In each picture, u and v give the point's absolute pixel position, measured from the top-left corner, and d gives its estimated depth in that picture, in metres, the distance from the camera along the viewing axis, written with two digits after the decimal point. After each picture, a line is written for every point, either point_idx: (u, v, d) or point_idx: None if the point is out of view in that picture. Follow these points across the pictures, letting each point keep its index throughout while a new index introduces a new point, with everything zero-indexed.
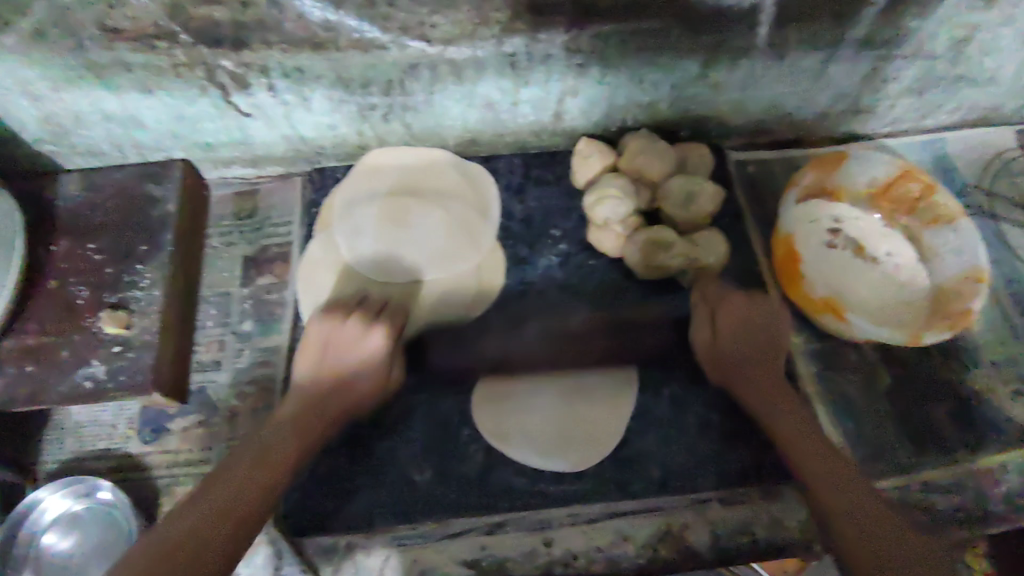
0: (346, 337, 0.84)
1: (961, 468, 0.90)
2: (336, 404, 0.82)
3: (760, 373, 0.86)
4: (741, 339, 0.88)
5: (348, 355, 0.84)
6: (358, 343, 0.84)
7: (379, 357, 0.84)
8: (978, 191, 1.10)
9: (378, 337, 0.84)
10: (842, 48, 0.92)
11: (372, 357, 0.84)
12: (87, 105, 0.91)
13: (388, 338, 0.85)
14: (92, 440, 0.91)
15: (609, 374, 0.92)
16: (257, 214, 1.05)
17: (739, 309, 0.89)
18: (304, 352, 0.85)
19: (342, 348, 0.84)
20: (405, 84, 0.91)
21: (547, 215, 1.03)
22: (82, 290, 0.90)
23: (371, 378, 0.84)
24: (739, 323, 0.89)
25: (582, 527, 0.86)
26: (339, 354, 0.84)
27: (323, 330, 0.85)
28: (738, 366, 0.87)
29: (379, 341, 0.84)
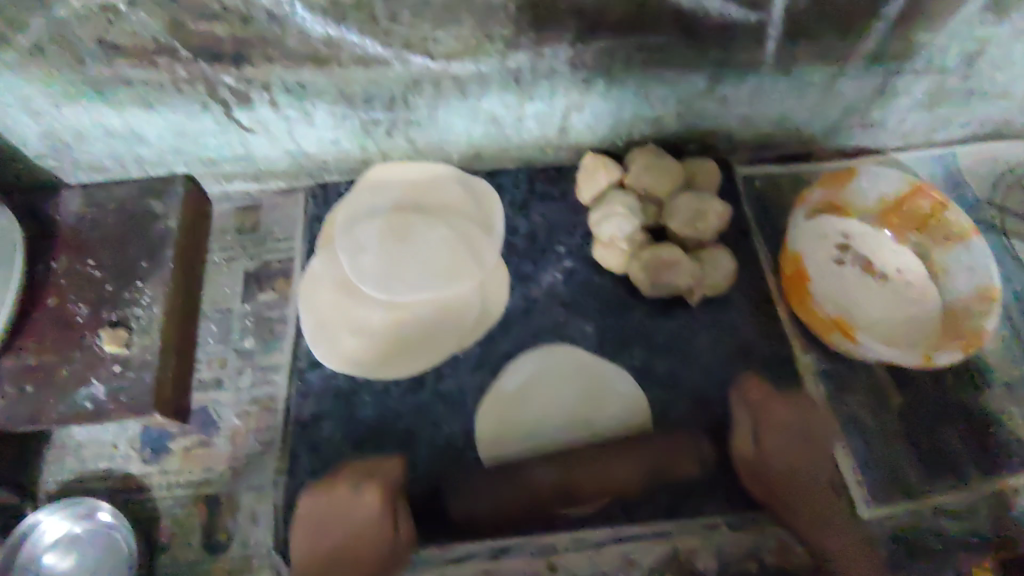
0: (342, 500, 0.80)
1: (976, 491, 0.88)
2: (368, 550, 0.78)
3: (804, 508, 0.81)
4: (786, 450, 0.82)
5: (350, 516, 0.79)
6: (354, 508, 0.79)
7: (385, 524, 0.79)
8: (989, 207, 1.08)
9: (368, 496, 0.79)
10: (852, 63, 0.91)
11: (364, 519, 0.79)
12: (88, 121, 0.90)
13: (380, 502, 0.79)
14: (92, 460, 0.90)
15: (630, 413, 0.89)
16: (259, 230, 1.04)
17: (778, 452, 0.83)
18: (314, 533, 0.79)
19: (335, 518, 0.79)
20: (408, 99, 0.90)
21: (552, 232, 1.02)
22: (83, 308, 0.90)
23: (384, 538, 0.78)
24: (786, 446, 0.83)
25: (588, 552, 0.83)
26: (337, 517, 0.79)
27: (318, 503, 0.80)
28: (793, 465, 0.82)
29: (376, 502, 0.79)
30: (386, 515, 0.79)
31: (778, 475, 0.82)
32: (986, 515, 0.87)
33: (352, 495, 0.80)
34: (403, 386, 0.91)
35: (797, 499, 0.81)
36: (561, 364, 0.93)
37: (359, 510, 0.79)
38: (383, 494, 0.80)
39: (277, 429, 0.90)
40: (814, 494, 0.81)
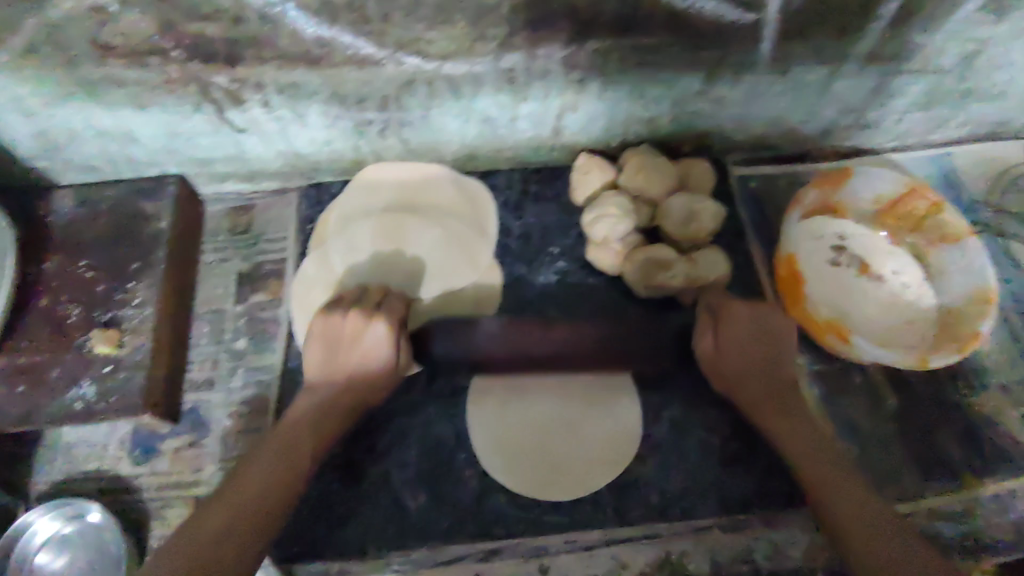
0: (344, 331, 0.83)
1: (971, 495, 0.87)
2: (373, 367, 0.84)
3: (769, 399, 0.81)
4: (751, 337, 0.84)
5: (358, 362, 0.83)
6: (359, 345, 0.83)
7: (388, 347, 0.83)
8: (986, 208, 1.08)
9: (381, 331, 0.83)
10: (847, 63, 0.90)
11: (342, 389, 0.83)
12: (80, 121, 0.90)
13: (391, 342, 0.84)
14: (83, 461, 0.89)
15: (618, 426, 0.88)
16: (252, 230, 1.04)
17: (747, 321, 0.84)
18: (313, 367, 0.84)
19: (348, 354, 0.83)
20: (401, 99, 0.90)
21: (546, 232, 1.02)
22: (74, 308, 0.89)
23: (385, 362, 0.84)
24: (736, 336, 0.83)
25: (579, 554, 0.82)
26: (342, 347, 0.83)
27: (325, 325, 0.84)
28: (742, 381, 0.83)
29: (387, 346, 0.83)
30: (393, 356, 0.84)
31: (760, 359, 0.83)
32: (980, 517, 0.86)
33: (362, 325, 0.83)
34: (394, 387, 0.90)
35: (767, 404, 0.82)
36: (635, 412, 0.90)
37: (354, 348, 0.83)
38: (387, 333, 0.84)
39: (268, 430, 0.89)
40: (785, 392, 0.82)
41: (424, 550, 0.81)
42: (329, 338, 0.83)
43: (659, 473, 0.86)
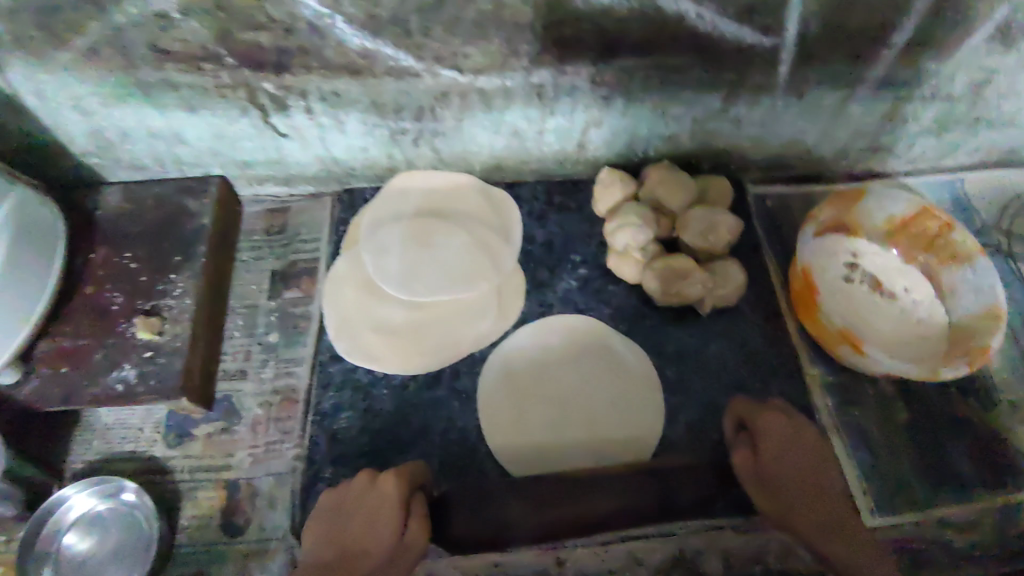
0: (356, 487, 0.80)
1: (980, 506, 0.89)
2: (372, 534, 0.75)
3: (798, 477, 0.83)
4: (789, 453, 0.84)
5: (363, 502, 0.78)
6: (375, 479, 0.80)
7: (395, 512, 0.76)
8: (996, 231, 1.11)
9: (393, 482, 0.78)
10: (862, 87, 0.95)
11: (386, 505, 0.76)
12: (134, 122, 0.96)
13: (401, 486, 0.78)
14: (118, 442, 0.93)
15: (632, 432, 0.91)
16: (287, 230, 1.09)
17: (779, 424, 0.86)
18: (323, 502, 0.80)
19: (355, 507, 0.78)
20: (436, 110, 0.95)
21: (568, 241, 1.06)
22: (118, 296, 0.94)
23: (395, 504, 0.76)
24: (776, 432, 0.85)
25: (594, 548, 0.85)
26: (348, 506, 0.78)
27: (325, 514, 0.78)
28: (781, 458, 0.83)
29: (393, 485, 0.78)
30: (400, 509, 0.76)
31: (796, 483, 0.83)
32: (989, 530, 0.88)
33: (367, 483, 0.79)
34: (419, 382, 0.93)
35: (788, 500, 0.82)
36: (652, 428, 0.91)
37: (359, 495, 0.79)
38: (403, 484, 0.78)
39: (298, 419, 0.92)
40: (805, 487, 0.82)
41: (444, 537, 0.84)
42: (330, 513, 0.79)
43: (677, 477, 0.88)
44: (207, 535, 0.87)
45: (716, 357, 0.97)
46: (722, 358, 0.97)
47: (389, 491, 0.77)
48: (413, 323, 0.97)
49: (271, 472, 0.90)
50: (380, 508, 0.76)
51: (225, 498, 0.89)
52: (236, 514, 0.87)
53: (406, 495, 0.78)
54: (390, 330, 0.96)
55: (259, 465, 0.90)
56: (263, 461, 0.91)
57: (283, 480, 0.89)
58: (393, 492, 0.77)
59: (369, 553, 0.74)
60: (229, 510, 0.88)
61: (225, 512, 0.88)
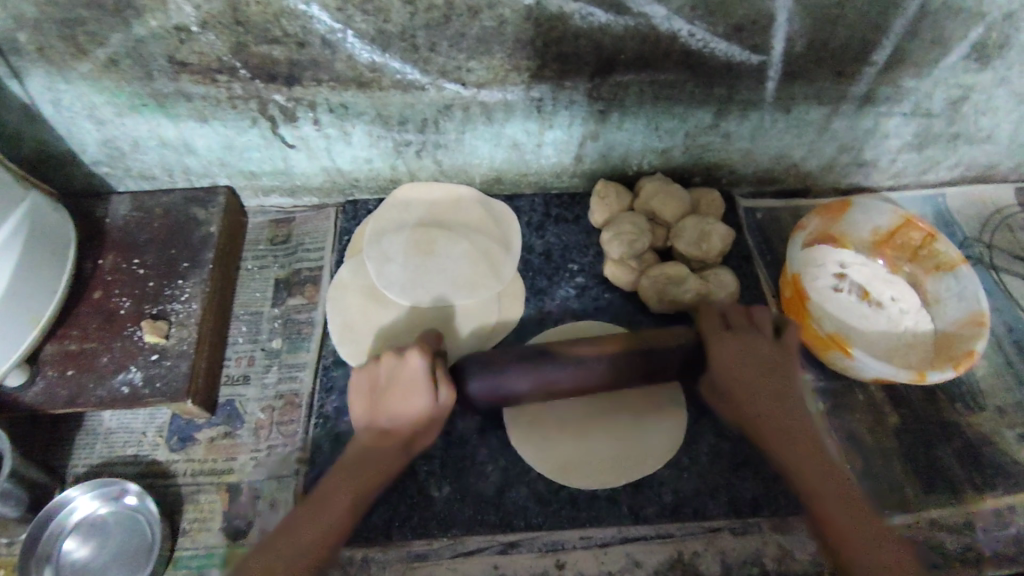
0: (382, 372, 0.86)
1: (970, 508, 0.91)
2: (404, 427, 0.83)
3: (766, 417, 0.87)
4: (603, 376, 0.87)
5: (394, 397, 0.83)
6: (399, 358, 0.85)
7: (424, 378, 0.82)
8: (978, 244, 1.15)
9: (418, 358, 0.83)
10: (845, 103, 1.00)
11: (415, 381, 0.83)
12: (146, 131, 0.99)
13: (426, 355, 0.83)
14: (121, 446, 0.94)
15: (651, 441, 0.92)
16: (292, 240, 1.11)
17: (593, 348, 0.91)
18: (355, 402, 0.87)
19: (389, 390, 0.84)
20: (439, 122, 0.99)
21: (565, 251, 1.09)
22: (126, 301, 0.96)
23: (423, 385, 0.82)
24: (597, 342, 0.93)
25: (594, 551, 0.85)
26: (382, 397, 0.85)
27: (363, 377, 0.87)
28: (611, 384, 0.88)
29: (419, 363, 0.83)
30: (431, 382, 0.82)
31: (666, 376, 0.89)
32: (981, 531, 0.89)
33: (398, 359, 0.84)
34: None
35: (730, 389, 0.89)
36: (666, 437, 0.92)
37: (399, 395, 0.84)
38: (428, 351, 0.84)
39: (301, 423, 0.93)
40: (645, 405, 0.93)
41: (446, 539, 0.85)
42: (367, 388, 0.86)
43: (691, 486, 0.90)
44: (209, 538, 0.87)
45: None
46: None
47: (421, 398, 0.82)
48: (415, 327, 0.99)
49: (273, 475, 0.90)
50: (411, 396, 0.82)
51: (227, 500, 0.89)
52: (237, 517, 0.88)
53: (433, 367, 0.83)
54: (391, 335, 0.98)
55: (262, 469, 0.91)
56: (266, 464, 0.91)
57: (285, 483, 0.90)
58: (423, 366, 0.83)
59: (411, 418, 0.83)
60: (231, 512, 0.88)
61: (227, 516, 0.88)
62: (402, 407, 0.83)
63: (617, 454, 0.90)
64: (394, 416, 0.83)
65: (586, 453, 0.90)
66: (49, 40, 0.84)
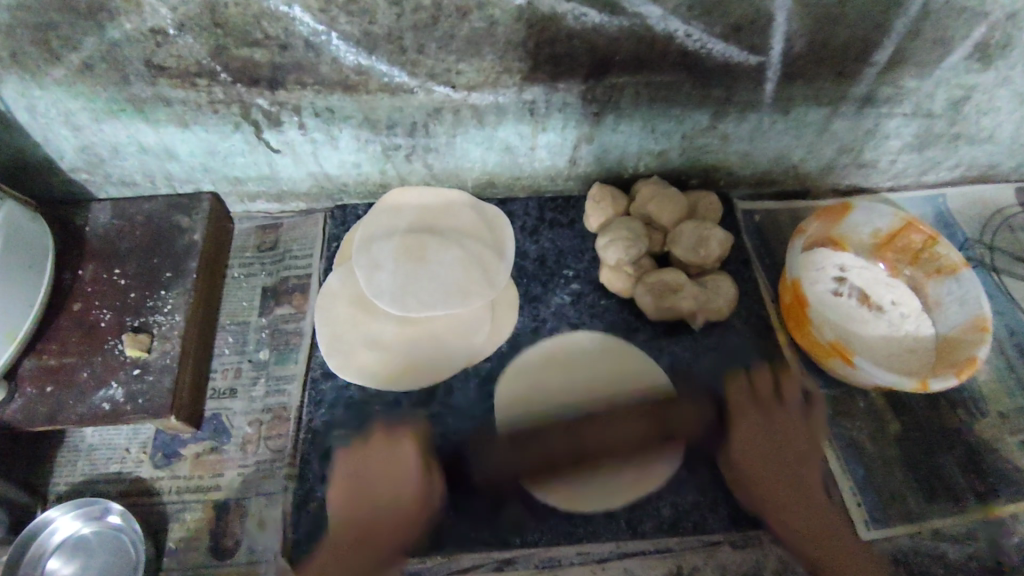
0: (378, 456, 0.87)
1: (973, 517, 0.89)
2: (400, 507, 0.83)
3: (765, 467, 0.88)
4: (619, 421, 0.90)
5: (387, 482, 0.84)
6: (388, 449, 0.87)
7: (415, 473, 0.85)
8: (979, 245, 1.13)
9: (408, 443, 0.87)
10: (846, 104, 0.97)
11: (408, 463, 0.86)
12: (125, 137, 0.95)
13: (422, 472, 0.85)
14: (104, 463, 0.91)
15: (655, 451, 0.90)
16: (279, 246, 1.08)
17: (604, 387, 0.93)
18: (342, 466, 0.87)
19: (381, 475, 0.85)
20: (429, 126, 0.96)
21: (560, 256, 1.07)
22: (106, 313, 0.93)
23: (414, 486, 0.84)
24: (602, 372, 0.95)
25: (592, 567, 0.83)
26: (373, 479, 0.85)
27: (367, 449, 0.87)
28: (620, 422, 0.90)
29: (410, 454, 0.87)
30: (422, 464, 0.86)
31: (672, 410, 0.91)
32: (984, 541, 0.88)
33: (387, 446, 0.87)
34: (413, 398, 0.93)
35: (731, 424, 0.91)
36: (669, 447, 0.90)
37: (388, 475, 0.85)
38: (421, 443, 0.88)
39: (289, 437, 0.91)
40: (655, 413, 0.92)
41: (439, 557, 0.82)
42: (361, 476, 0.85)
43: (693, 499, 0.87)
44: (195, 558, 0.84)
45: (709, 370, 0.97)
46: (716, 371, 0.97)
47: (412, 473, 0.85)
48: (405, 337, 0.96)
49: (261, 492, 0.88)
50: (406, 483, 0.84)
51: (213, 519, 0.87)
52: (224, 536, 0.85)
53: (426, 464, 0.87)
54: (382, 345, 0.95)
55: (249, 485, 0.88)
56: (253, 480, 0.89)
57: (274, 500, 0.88)
58: (412, 452, 0.87)
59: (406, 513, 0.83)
60: (218, 531, 0.86)
61: (214, 534, 0.86)
62: (393, 493, 0.84)
63: (617, 467, 0.88)
64: (381, 520, 0.82)
65: (585, 463, 0.88)
66: (22, 45, 0.80)
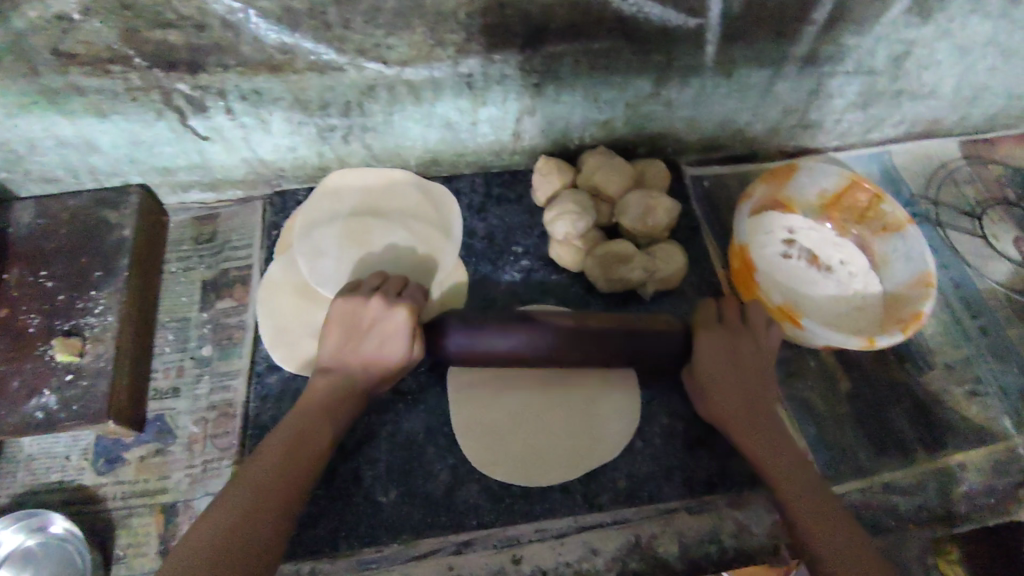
0: (369, 311, 0.79)
1: (922, 468, 0.91)
2: (363, 376, 0.79)
3: (741, 415, 0.81)
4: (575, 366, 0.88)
5: (375, 333, 0.79)
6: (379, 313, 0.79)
7: (403, 337, 0.77)
8: (924, 201, 1.14)
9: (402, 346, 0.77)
10: (788, 64, 0.96)
11: (395, 335, 0.78)
12: (40, 131, 0.90)
13: (410, 339, 0.78)
14: (44, 473, 0.88)
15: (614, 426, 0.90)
16: (218, 237, 1.04)
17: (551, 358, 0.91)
18: (328, 333, 0.81)
19: (367, 331, 0.79)
20: (364, 105, 0.93)
21: (509, 233, 1.05)
22: (34, 318, 0.88)
23: (393, 365, 0.78)
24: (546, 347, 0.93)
25: (550, 542, 0.83)
26: (360, 333, 0.79)
27: (343, 309, 0.80)
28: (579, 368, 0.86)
29: (404, 344, 0.77)
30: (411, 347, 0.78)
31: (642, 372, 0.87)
32: (933, 491, 0.90)
33: (382, 308, 0.79)
34: None
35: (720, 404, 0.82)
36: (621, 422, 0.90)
37: (374, 341, 0.79)
38: (416, 314, 0.79)
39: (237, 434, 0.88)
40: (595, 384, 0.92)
41: (396, 545, 0.82)
42: (346, 327, 0.80)
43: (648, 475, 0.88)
44: (145, 564, 0.82)
45: None
46: None
47: (397, 345, 0.78)
48: None
49: (211, 492, 0.86)
50: (386, 351, 0.78)
51: (163, 522, 0.84)
52: (174, 539, 0.83)
53: (416, 333, 0.79)
54: None
55: (198, 486, 0.86)
56: (202, 480, 0.87)
57: None
58: (409, 352, 0.78)
59: (376, 368, 0.79)
60: (167, 535, 0.84)
61: (164, 538, 0.83)
62: (374, 350, 0.79)
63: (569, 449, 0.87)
64: (365, 360, 0.79)
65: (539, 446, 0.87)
66: None
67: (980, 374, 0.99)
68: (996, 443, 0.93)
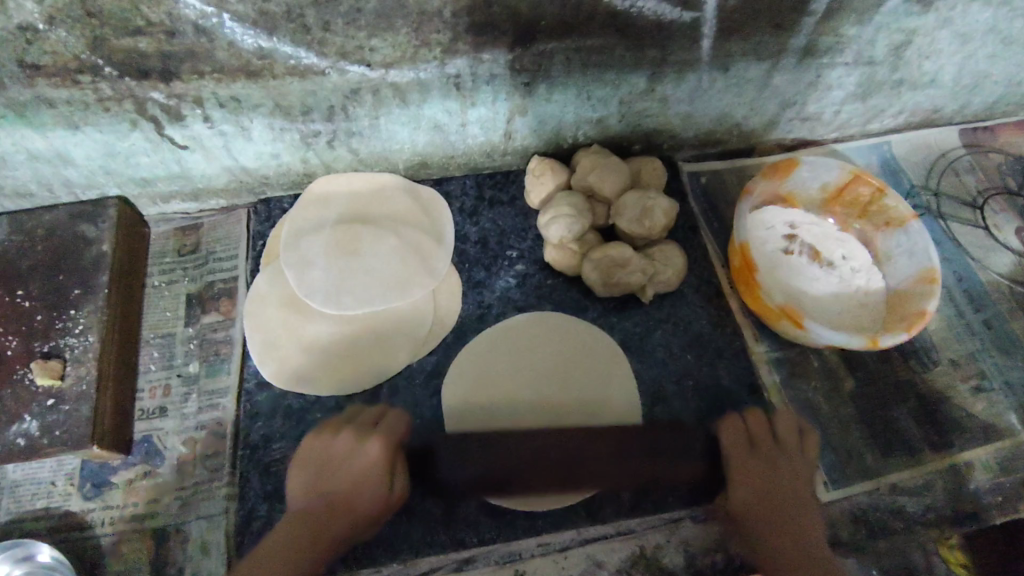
0: (335, 452, 0.77)
1: (929, 468, 0.90)
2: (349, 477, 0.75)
3: (738, 430, 0.83)
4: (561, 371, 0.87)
5: (350, 461, 0.76)
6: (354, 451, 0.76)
7: (377, 471, 0.75)
8: (925, 192, 1.12)
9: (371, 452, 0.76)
10: (786, 57, 0.93)
11: (368, 468, 0.75)
12: (10, 145, 0.86)
13: (386, 453, 0.76)
14: (29, 500, 0.85)
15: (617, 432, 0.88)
16: (201, 248, 1.01)
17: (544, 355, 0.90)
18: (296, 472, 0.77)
19: (334, 467, 0.76)
20: (348, 109, 0.89)
21: (503, 237, 1.02)
22: (12, 340, 0.85)
23: (376, 480, 0.74)
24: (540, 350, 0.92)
25: (554, 557, 0.82)
26: (329, 472, 0.76)
27: (312, 451, 0.77)
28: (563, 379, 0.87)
29: (376, 451, 0.75)
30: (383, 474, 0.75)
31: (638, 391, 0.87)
32: (941, 491, 0.89)
33: (351, 446, 0.76)
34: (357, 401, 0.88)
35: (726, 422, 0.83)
36: (624, 429, 0.88)
37: (348, 471, 0.75)
38: (388, 443, 0.77)
39: (227, 454, 0.86)
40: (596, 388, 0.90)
41: (396, 565, 0.80)
42: (317, 463, 0.76)
43: (653, 486, 0.86)
44: None
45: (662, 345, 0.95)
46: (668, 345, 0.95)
47: (371, 467, 0.75)
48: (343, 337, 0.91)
49: (202, 515, 0.83)
50: (364, 470, 0.75)
51: (154, 548, 0.82)
52: (166, 565, 0.81)
53: (391, 465, 0.76)
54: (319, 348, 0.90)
55: (188, 509, 0.84)
56: (193, 503, 0.84)
57: (216, 522, 0.83)
58: (375, 457, 0.75)
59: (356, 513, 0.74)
60: (159, 561, 0.81)
61: (155, 564, 0.81)
62: (347, 484, 0.74)
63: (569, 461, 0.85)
64: (342, 493, 0.74)
65: None
66: None
67: (985, 370, 0.97)
68: (1003, 440, 0.92)
